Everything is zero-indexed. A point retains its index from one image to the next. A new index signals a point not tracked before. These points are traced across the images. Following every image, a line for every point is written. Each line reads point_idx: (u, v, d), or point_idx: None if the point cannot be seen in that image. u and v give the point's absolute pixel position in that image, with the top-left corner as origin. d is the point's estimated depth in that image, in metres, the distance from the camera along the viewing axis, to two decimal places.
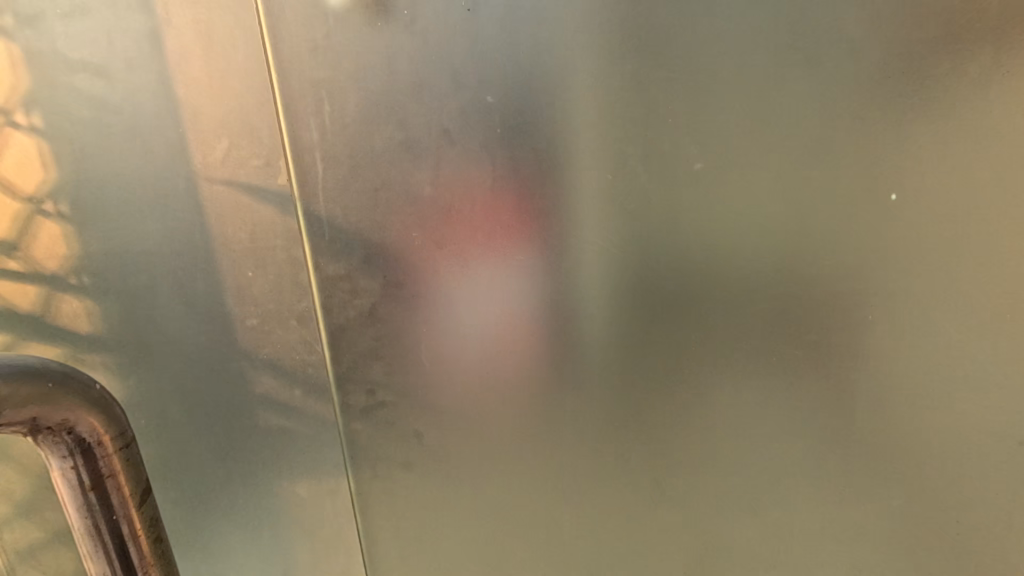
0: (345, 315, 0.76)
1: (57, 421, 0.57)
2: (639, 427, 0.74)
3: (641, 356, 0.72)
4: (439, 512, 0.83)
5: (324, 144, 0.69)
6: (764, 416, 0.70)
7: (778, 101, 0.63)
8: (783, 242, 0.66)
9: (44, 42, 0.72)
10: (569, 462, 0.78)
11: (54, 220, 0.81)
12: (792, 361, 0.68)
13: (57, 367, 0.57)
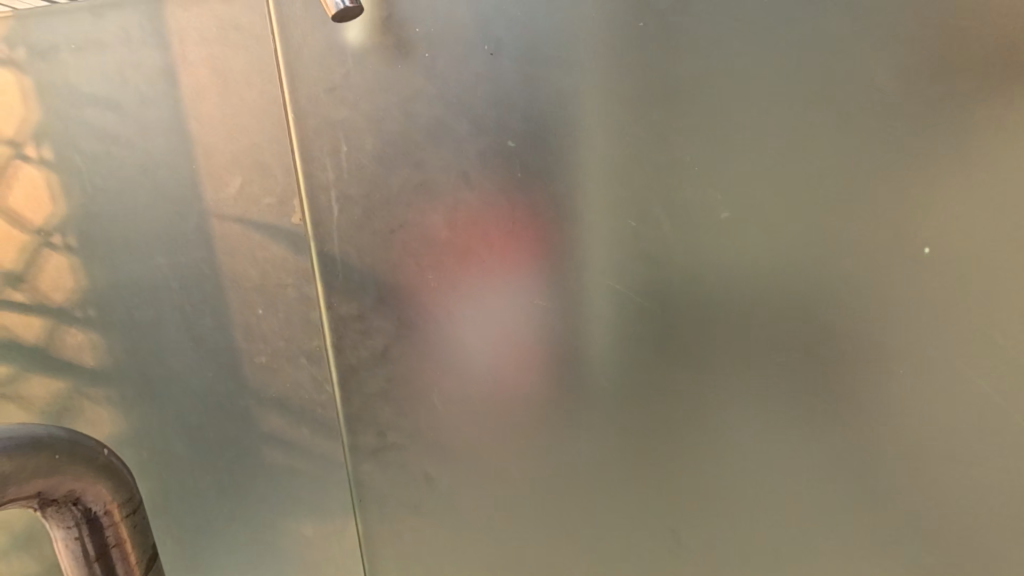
0: (357, 356, 0.74)
1: (61, 493, 0.47)
2: (658, 476, 0.72)
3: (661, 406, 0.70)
4: (447, 556, 0.81)
5: (339, 185, 0.67)
6: (786, 469, 0.69)
7: (811, 150, 0.61)
8: (807, 292, 0.64)
9: (58, 76, 0.71)
10: (584, 509, 0.76)
11: (60, 252, 0.79)
12: (816, 412, 0.66)
13: (59, 431, 0.48)
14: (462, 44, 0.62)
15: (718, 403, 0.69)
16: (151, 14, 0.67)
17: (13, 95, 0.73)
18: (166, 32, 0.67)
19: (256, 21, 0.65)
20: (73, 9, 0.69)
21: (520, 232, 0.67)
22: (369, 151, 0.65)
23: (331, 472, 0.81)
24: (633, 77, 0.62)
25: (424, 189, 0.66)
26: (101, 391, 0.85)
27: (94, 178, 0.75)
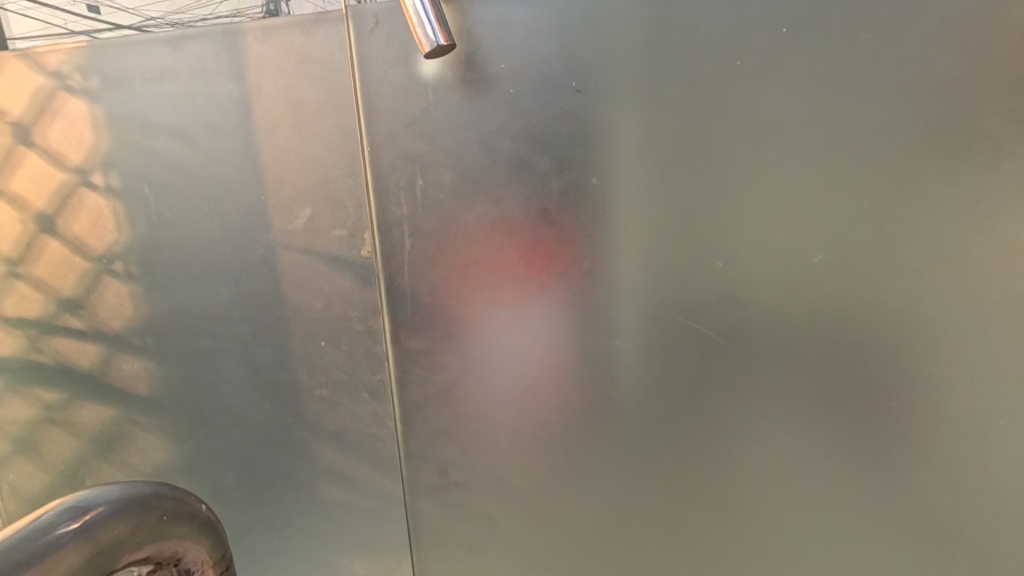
0: (422, 392, 0.73)
1: (163, 559, 0.38)
2: (731, 517, 0.71)
3: (738, 450, 0.69)
4: None
5: (413, 220, 0.67)
6: (869, 519, 0.67)
7: (917, 193, 0.58)
8: (902, 339, 0.61)
9: (130, 106, 0.71)
10: (651, 549, 0.74)
11: (121, 280, 0.78)
12: (904, 460, 0.64)
13: (154, 489, 0.38)
14: (547, 82, 0.61)
15: (798, 450, 0.67)
16: (228, 46, 0.67)
17: (84, 124, 0.73)
18: (241, 65, 0.67)
19: (334, 55, 0.64)
20: (148, 40, 0.69)
21: (597, 270, 0.66)
22: (446, 187, 0.65)
23: (389, 510, 0.79)
24: (724, 116, 0.60)
25: (500, 228, 0.65)
26: (152, 421, 0.83)
27: (161, 207, 0.74)
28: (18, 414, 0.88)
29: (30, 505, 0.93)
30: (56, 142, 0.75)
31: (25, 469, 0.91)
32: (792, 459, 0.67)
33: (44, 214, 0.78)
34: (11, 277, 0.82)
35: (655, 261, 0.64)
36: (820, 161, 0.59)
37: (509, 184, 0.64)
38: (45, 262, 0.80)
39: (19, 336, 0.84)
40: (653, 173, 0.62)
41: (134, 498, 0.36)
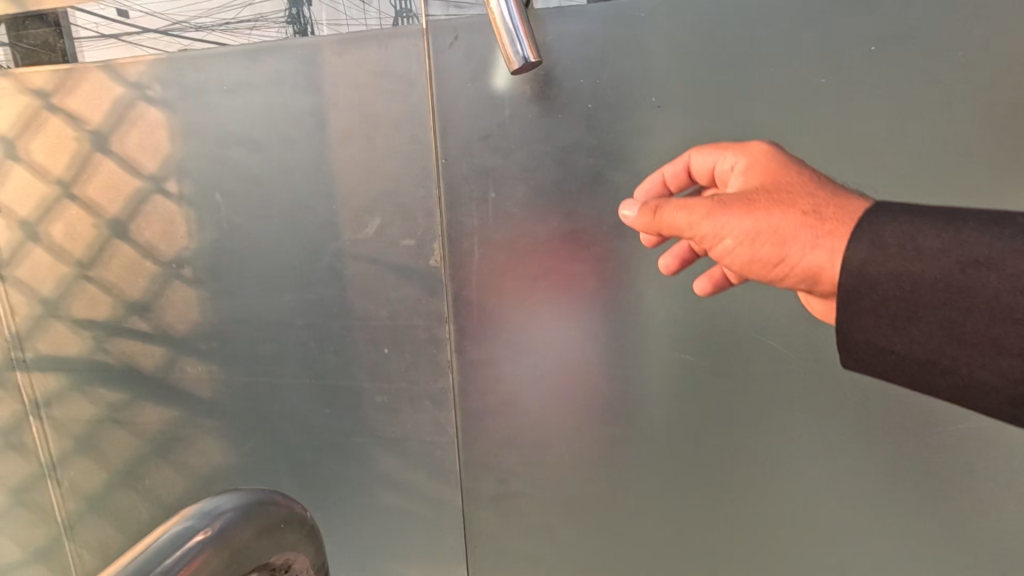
0: (485, 401, 0.74)
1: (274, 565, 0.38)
2: (798, 533, 0.70)
3: (808, 466, 0.68)
4: None
5: (484, 231, 0.68)
6: (942, 540, 0.66)
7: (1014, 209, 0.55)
8: None
9: (206, 116, 0.73)
10: (712, 565, 0.74)
11: (188, 285, 0.80)
12: (984, 484, 0.63)
13: (267, 497, 0.38)
14: (627, 97, 0.61)
15: (869, 468, 0.66)
16: (306, 59, 0.68)
17: (160, 132, 0.75)
18: (318, 77, 0.69)
19: (411, 68, 0.66)
20: (228, 53, 0.71)
21: (669, 284, 0.67)
22: (519, 200, 0.65)
23: (445, 519, 0.79)
24: (804, 134, 0.60)
25: (573, 241, 0.66)
26: (212, 423, 0.85)
27: (232, 215, 0.76)
28: (81, 412, 0.91)
29: (86, 503, 0.95)
30: (131, 150, 0.77)
31: (85, 467, 0.93)
32: (862, 477, 0.67)
33: (117, 219, 0.80)
34: (81, 280, 0.84)
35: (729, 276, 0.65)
36: (904, 176, 0.58)
37: (583, 198, 0.64)
38: (115, 265, 0.82)
39: (86, 337, 0.86)
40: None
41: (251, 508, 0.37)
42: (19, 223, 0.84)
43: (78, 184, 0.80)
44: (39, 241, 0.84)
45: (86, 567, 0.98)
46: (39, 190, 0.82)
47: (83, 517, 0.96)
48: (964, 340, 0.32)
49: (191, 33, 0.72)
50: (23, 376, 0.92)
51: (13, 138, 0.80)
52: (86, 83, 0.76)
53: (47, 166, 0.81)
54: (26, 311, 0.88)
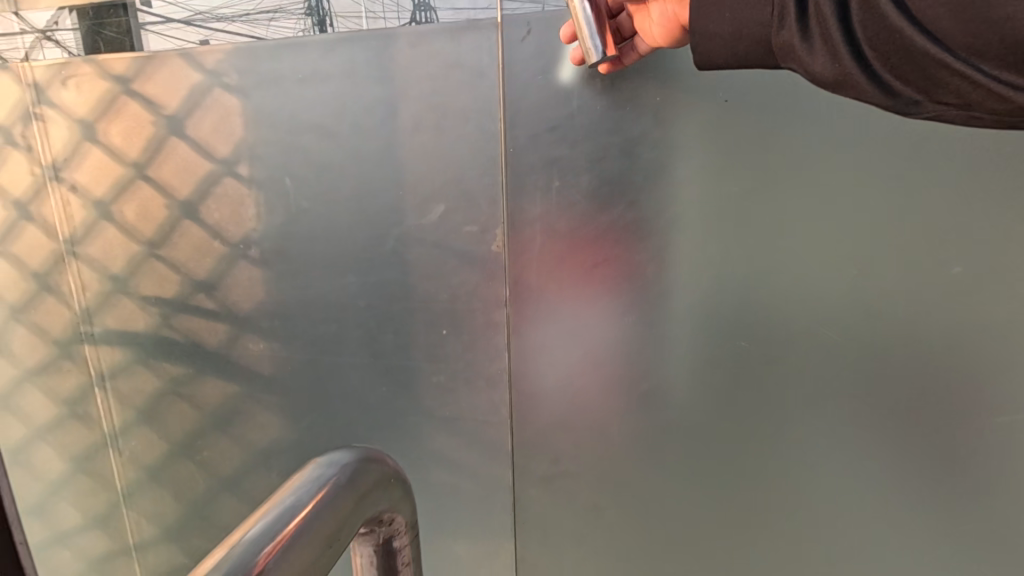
0: (539, 383, 0.77)
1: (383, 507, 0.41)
2: (842, 517, 0.73)
3: (858, 455, 0.70)
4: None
5: (546, 218, 0.70)
6: (987, 527, 0.67)
7: None
8: None
9: (280, 104, 0.77)
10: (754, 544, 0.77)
11: (254, 266, 0.84)
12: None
13: (375, 451, 0.42)
14: (694, 92, 0.64)
15: (917, 457, 0.68)
16: (380, 50, 0.71)
17: (234, 118, 0.79)
18: (391, 68, 0.72)
19: (483, 60, 0.68)
20: (304, 43, 0.74)
21: (726, 274, 0.69)
22: (584, 189, 0.68)
23: (495, 496, 0.83)
24: (869, 132, 0.62)
25: (635, 231, 0.69)
26: (271, 398, 0.89)
27: (301, 199, 0.79)
28: (144, 384, 0.95)
29: (145, 472, 1.00)
30: (205, 134, 0.81)
31: (145, 438, 0.97)
32: (911, 465, 0.68)
33: (188, 201, 0.84)
34: (150, 258, 0.88)
35: (786, 268, 0.67)
36: (963, 177, 0.60)
37: (646, 189, 0.67)
38: (184, 245, 0.86)
39: (152, 313, 0.91)
40: (791, 183, 0.65)
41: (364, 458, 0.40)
42: (93, 203, 0.88)
43: (152, 167, 0.84)
44: (111, 220, 0.88)
45: (142, 534, 1.03)
46: (114, 172, 0.86)
47: (140, 487, 1.01)
48: (728, 6, 0.41)
49: (213, 24, 0.77)
50: (90, 349, 0.96)
51: (92, 121, 0.85)
52: (164, 70, 0.80)
53: (124, 149, 0.85)
54: (95, 287, 0.92)
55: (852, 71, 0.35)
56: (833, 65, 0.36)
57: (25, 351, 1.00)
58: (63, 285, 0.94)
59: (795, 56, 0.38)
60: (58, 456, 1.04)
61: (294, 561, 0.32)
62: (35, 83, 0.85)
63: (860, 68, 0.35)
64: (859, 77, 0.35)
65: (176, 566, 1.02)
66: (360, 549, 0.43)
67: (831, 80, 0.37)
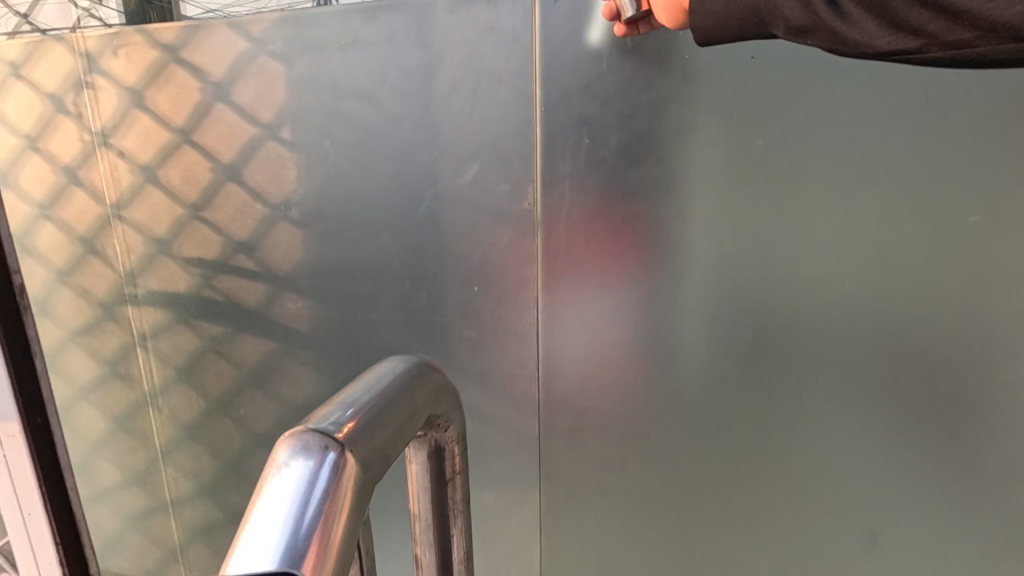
0: (567, 336, 0.81)
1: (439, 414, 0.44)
2: (852, 459, 0.78)
3: (872, 402, 0.74)
4: (631, 519, 0.88)
5: (576, 175, 0.74)
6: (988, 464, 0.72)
7: None
8: None
9: (323, 70, 0.81)
10: (768, 485, 0.82)
11: (294, 227, 0.88)
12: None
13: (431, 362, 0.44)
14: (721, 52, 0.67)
15: (923, 399, 0.72)
16: (420, 17, 0.75)
17: (278, 85, 0.83)
18: (429, 34, 0.75)
19: (518, 25, 0.72)
20: (347, 11, 0.77)
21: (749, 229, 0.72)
22: (614, 147, 0.71)
23: (524, 446, 0.87)
24: (890, 89, 0.65)
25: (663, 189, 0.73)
26: (307, 355, 0.93)
27: (340, 161, 0.83)
28: (184, 344, 0.99)
29: (183, 430, 1.04)
30: (249, 100, 0.85)
31: (184, 396, 1.02)
32: (918, 408, 0.73)
33: (231, 164, 0.88)
34: (194, 221, 0.92)
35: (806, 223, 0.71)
36: (977, 130, 0.63)
37: (674, 147, 0.71)
38: (226, 207, 0.90)
39: (195, 274, 0.95)
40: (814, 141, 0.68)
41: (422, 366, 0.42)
42: (139, 168, 0.93)
43: (198, 132, 0.88)
44: (157, 183, 0.92)
45: (180, 490, 1.07)
46: (161, 137, 0.90)
47: (179, 444, 1.05)
48: None
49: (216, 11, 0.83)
50: (133, 310, 1.00)
51: (141, 89, 0.89)
52: (211, 38, 0.84)
53: (171, 115, 0.89)
54: (140, 250, 0.97)
55: (820, 14, 0.39)
56: (806, 12, 0.40)
57: (70, 313, 1.04)
58: (108, 248, 0.98)
59: (777, 11, 0.42)
60: (99, 415, 1.08)
61: (384, 426, 0.34)
62: (87, 53, 0.90)
63: (830, 9, 0.38)
64: (828, 18, 0.39)
65: (212, 520, 1.07)
66: (414, 456, 0.47)
67: (806, 26, 0.41)
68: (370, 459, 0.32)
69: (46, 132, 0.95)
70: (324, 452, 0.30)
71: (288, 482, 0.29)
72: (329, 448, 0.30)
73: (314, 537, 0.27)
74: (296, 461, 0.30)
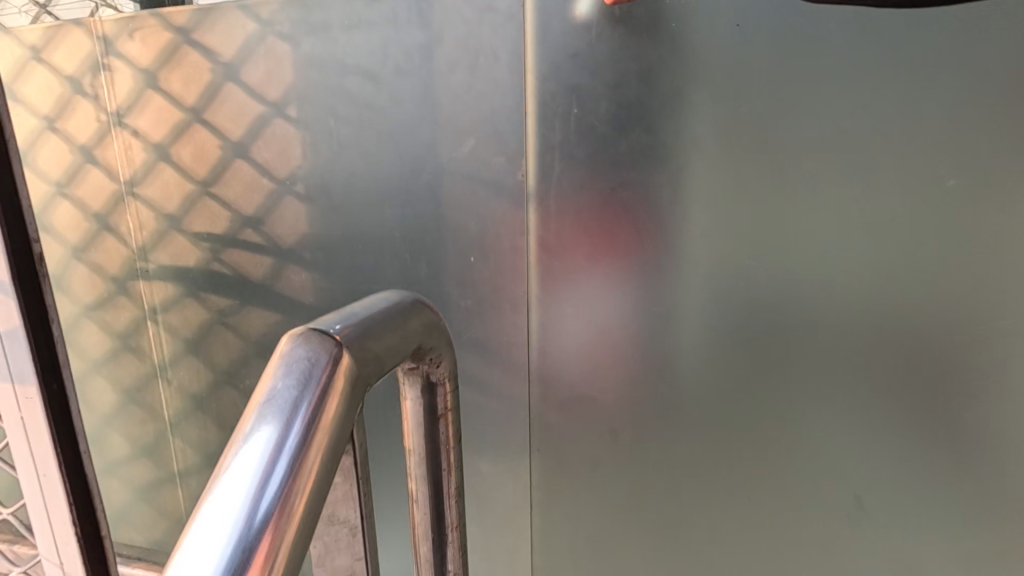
0: (559, 304, 0.84)
1: (432, 351, 0.48)
2: (835, 423, 0.80)
3: (856, 366, 0.77)
4: (623, 486, 0.90)
5: (565, 145, 0.77)
6: (964, 424, 0.75)
7: None
8: (1010, 260, 0.68)
9: (328, 50, 0.84)
10: (756, 451, 0.84)
11: (299, 201, 0.91)
12: (1000, 370, 0.72)
13: (426, 302, 0.47)
14: (704, 27, 0.71)
15: (902, 362, 0.75)
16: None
17: (285, 64, 0.87)
18: (429, 14, 0.79)
19: (512, 3, 0.75)
20: None
21: (733, 197, 0.75)
22: (603, 116, 0.75)
23: (518, 412, 0.90)
24: (868, 61, 0.68)
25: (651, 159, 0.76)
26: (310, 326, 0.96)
27: (343, 138, 0.87)
28: (193, 317, 1.03)
29: (191, 403, 1.07)
30: (258, 80, 0.89)
31: (193, 368, 1.05)
32: (896, 371, 0.75)
33: (240, 141, 0.92)
34: (204, 197, 0.96)
35: (789, 192, 0.74)
36: (946, 99, 0.67)
37: (663, 119, 0.74)
38: (235, 183, 0.94)
39: (204, 249, 0.99)
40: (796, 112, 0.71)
41: (413, 305, 0.44)
42: (152, 146, 0.97)
43: (209, 112, 0.92)
44: (169, 161, 0.96)
45: (187, 461, 1.11)
46: (174, 117, 0.94)
47: (187, 416, 1.09)
48: None
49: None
50: (144, 285, 1.04)
51: (155, 70, 0.93)
52: (222, 21, 0.88)
53: (183, 96, 0.93)
54: (152, 226, 1.01)
55: None
56: None
57: (83, 289, 1.08)
58: (121, 225, 1.02)
59: None
60: (111, 388, 1.12)
61: (370, 345, 0.36)
62: (104, 36, 0.94)
63: None
64: None
65: None
66: (409, 392, 0.50)
67: None
68: (327, 434, 0.31)
69: (64, 113, 1.00)
70: (285, 426, 0.30)
71: (249, 459, 0.29)
72: (290, 422, 0.30)
73: (270, 520, 0.27)
74: (258, 435, 0.29)
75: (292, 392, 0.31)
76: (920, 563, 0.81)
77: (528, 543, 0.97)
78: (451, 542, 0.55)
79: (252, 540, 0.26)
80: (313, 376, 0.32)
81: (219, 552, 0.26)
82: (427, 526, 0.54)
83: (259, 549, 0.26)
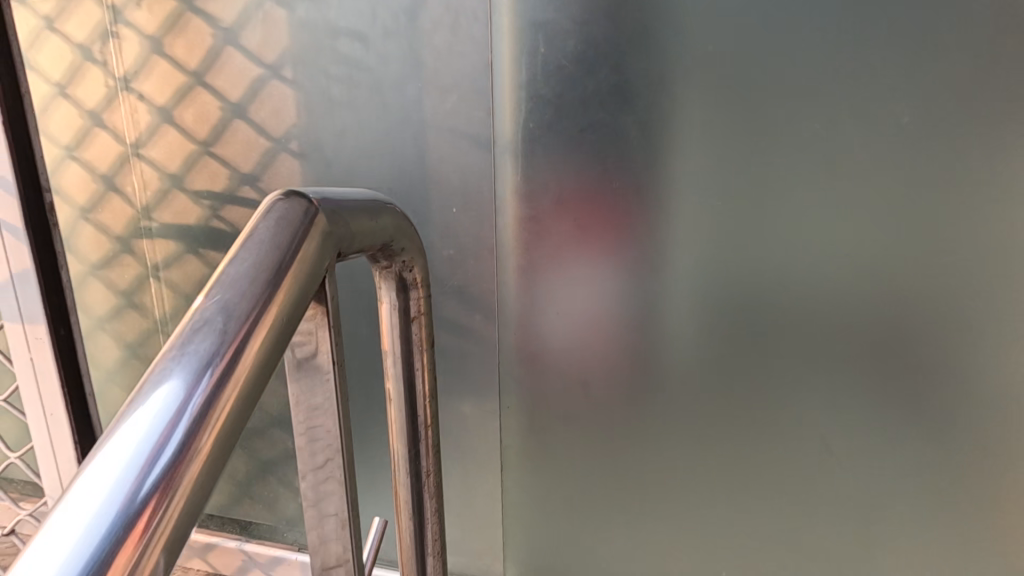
0: (532, 250, 0.89)
1: (404, 252, 0.53)
2: (796, 362, 0.84)
3: (813, 306, 0.81)
4: (597, 429, 0.94)
5: (533, 84, 0.83)
6: (912, 357, 0.80)
7: (970, 72, 0.70)
8: (948, 198, 0.74)
9: (321, 14, 0.91)
10: (723, 393, 0.87)
11: (294, 158, 0.97)
12: (942, 303, 0.77)
13: (398, 209, 0.52)
14: None
15: (854, 299, 0.80)
16: None
17: (281, 28, 0.93)
18: None
19: None
20: None
21: (697, 141, 0.80)
22: (571, 57, 0.81)
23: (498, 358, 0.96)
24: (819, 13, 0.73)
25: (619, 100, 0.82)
26: None
27: (334, 97, 0.93)
28: (194, 273, 1.09)
29: None
30: (255, 43, 0.95)
31: None
32: (850, 309, 0.80)
33: (239, 103, 0.98)
34: (204, 156, 1.02)
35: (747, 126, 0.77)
36: (889, 47, 0.72)
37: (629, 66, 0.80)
38: (234, 142, 1.00)
39: (204, 206, 1.05)
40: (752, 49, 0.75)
41: (385, 206, 0.49)
42: (157, 109, 1.03)
43: (210, 75, 0.98)
44: (172, 123, 1.03)
45: None
46: (177, 81, 1.00)
47: None
48: None
49: None
50: (148, 242, 1.10)
51: (160, 37, 0.99)
52: None
53: (186, 61, 0.99)
54: (156, 185, 1.07)
55: None
56: None
57: (89, 248, 1.14)
58: (127, 185, 1.08)
59: None
60: (115, 344, 1.18)
61: (338, 210, 0.40)
62: (113, 6, 1.00)
63: None
64: None
65: None
66: (384, 294, 0.55)
67: None
68: (236, 406, 0.28)
69: (75, 79, 1.06)
70: (188, 392, 0.26)
71: (138, 427, 0.25)
72: (195, 388, 0.26)
73: (153, 499, 0.23)
74: (156, 400, 0.26)
75: (199, 357, 0.27)
76: (875, 494, 0.86)
77: (509, 486, 1.02)
78: (423, 439, 0.61)
79: (128, 526, 0.22)
80: (231, 336, 0.29)
81: (82, 533, 0.22)
82: (403, 424, 0.60)
83: (135, 536, 0.22)
